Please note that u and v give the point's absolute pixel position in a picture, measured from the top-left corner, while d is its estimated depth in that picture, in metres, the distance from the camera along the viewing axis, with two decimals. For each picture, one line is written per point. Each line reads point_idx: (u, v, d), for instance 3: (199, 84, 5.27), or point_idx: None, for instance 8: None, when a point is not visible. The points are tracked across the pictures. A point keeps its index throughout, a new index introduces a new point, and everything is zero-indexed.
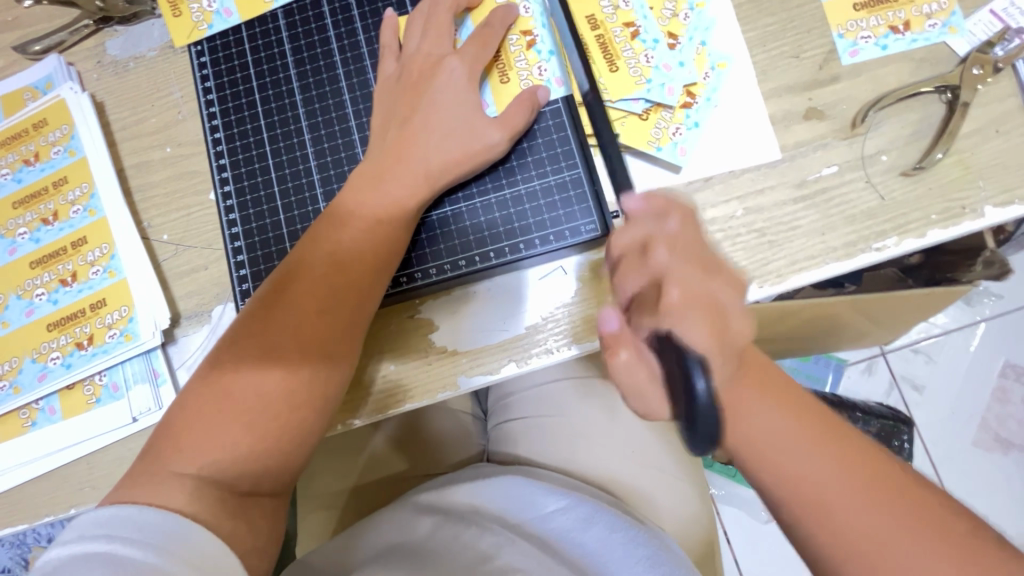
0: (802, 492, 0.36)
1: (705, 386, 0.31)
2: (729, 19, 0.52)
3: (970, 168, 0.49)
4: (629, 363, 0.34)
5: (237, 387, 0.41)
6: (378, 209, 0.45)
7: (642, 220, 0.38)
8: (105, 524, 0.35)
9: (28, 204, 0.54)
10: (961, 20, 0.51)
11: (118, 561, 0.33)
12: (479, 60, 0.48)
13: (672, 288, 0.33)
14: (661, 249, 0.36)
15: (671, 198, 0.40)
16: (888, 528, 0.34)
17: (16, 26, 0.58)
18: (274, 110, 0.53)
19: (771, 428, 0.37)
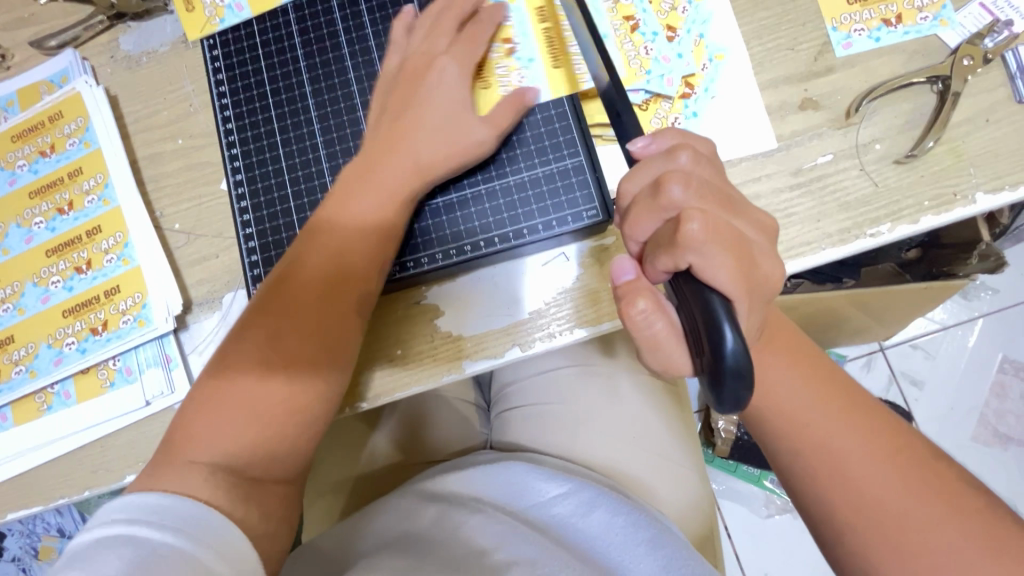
0: (799, 452, 0.41)
1: (733, 341, 0.30)
2: (726, 13, 0.53)
3: (961, 156, 0.50)
4: (648, 312, 0.34)
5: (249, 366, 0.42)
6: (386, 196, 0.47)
7: (655, 159, 0.38)
8: (123, 510, 0.36)
9: (44, 194, 0.56)
10: (952, 14, 0.53)
11: (138, 543, 0.34)
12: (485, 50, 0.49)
13: (692, 219, 0.33)
14: (677, 185, 0.35)
15: (685, 136, 0.41)
16: (873, 489, 0.39)
17: (33, 23, 0.60)
18: (284, 102, 0.54)
19: (794, 394, 0.42)
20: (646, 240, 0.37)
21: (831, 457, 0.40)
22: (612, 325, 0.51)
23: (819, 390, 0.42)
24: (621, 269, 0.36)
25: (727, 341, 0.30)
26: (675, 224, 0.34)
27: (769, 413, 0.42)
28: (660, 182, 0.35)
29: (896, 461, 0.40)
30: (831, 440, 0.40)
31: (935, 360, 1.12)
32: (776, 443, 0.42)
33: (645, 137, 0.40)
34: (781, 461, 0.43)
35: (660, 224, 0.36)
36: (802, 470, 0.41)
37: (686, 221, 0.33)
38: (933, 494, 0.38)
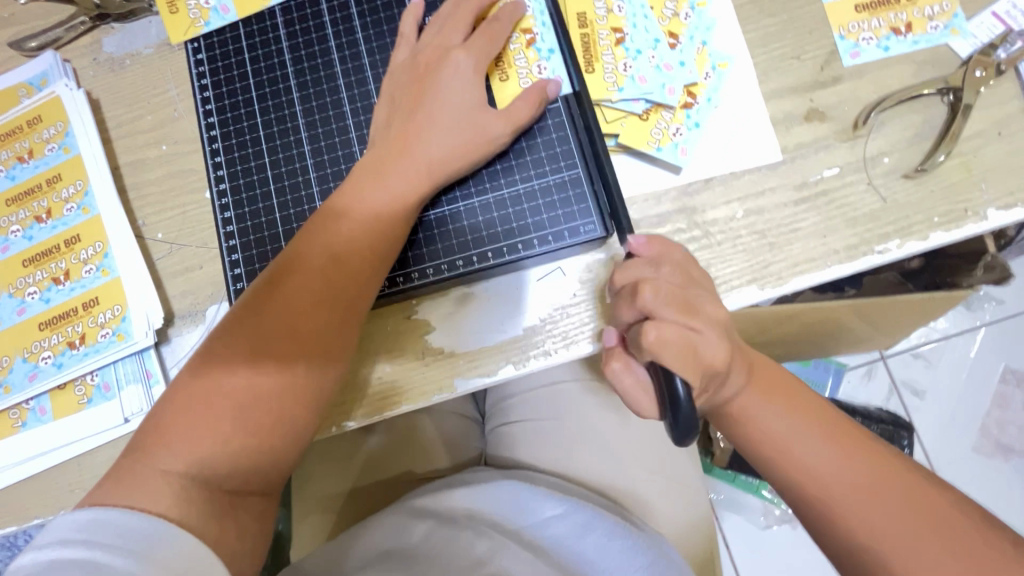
0: (794, 485, 0.40)
1: (683, 389, 0.35)
2: (731, 20, 0.51)
3: (972, 171, 0.48)
4: (619, 371, 0.41)
5: (230, 385, 0.40)
6: (375, 210, 0.45)
7: (639, 264, 0.41)
8: (81, 529, 0.34)
9: (22, 201, 0.54)
10: (963, 23, 0.51)
11: (93, 566, 0.32)
12: (486, 52, 0.47)
13: (651, 330, 0.36)
14: (649, 292, 0.38)
15: (669, 242, 0.43)
16: (876, 524, 0.37)
17: (12, 23, 0.58)
18: (271, 109, 0.52)
19: (775, 423, 0.41)
20: (627, 325, 0.41)
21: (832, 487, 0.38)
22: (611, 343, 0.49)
23: (806, 418, 0.41)
24: (608, 336, 0.43)
25: (679, 393, 0.35)
26: (640, 327, 0.38)
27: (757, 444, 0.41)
28: (636, 289, 0.38)
29: (894, 491, 0.37)
30: (826, 474, 0.39)
31: (937, 371, 1.11)
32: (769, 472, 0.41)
33: (637, 236, 0.42)
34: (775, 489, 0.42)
35: (635, 318, 0.40)
36: (795, 499, 0.40)
37: (646, 329, 0.36)
38: (934, 528, 0.36)
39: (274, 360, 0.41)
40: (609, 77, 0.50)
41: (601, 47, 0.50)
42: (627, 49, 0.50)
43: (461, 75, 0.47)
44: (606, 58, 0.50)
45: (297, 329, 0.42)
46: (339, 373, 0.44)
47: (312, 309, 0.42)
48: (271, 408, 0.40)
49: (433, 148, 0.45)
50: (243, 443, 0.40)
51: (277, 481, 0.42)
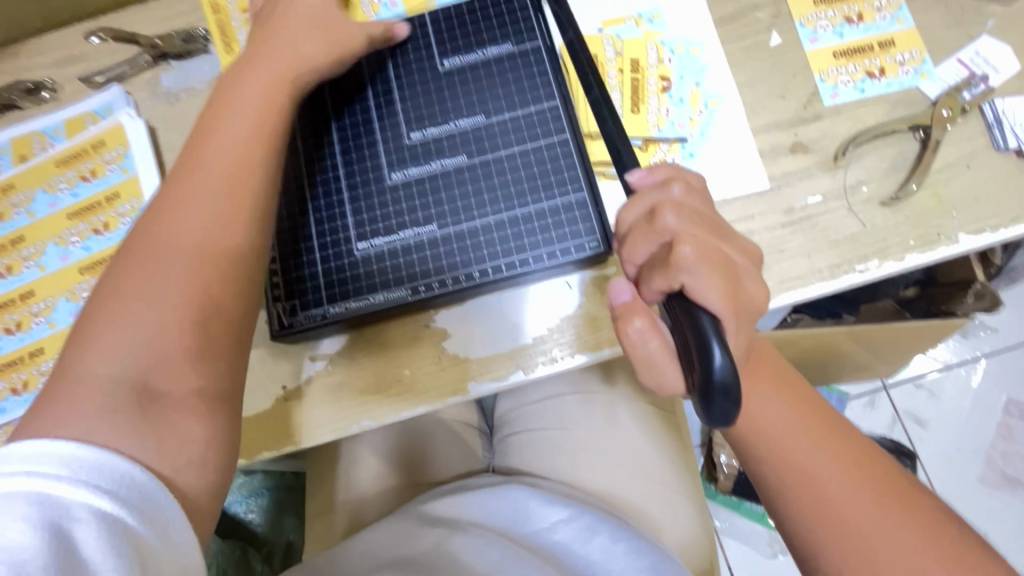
0: (785, 476, 0.42)
1: (722, 358, 0.31)
2: (722, 64, 0.58)
3: (944, 200, 0.53)
4: (644, 331, 0.35)
5: (126, 320, 0.38)
6: (207, 171, 0.43)
7: (650, 192, 0.39)
8: (26, 461, 0.32)
9: (82, 215, 0.60)
10: (931, 68, 0.57)
11: (52, 505, 0.31)
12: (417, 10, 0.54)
13: (686, 244, 0.34)
14: (670, 214, 0.36)
15: (675, 169, 0.42)
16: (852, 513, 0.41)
17: (83, 60, 0.65)
18: (308, 133, 0.56)
19: (773, 417, 0.43)
20: (643, 263, 0.38)
21: (820, 479, 0.42)
22: (612, 351, 0.53)
23: (800, 417, 0.44)
24: (618, 290, 0.37)
25: (718, 358, 0.31)
26: (667, 251, 0.35)
27: (754, 437, 0.44)
28: (655, 210, 0.37)
29: (871, 487, 0.41)
30: (816, 468, 0.42)
31: (938, 399, 1.12)
32: (760, 466, 0.44)
33: (640, 169, 0.40)
34: (758, 479, 0.44)
35: (654, 249, 0.37)
36: (785, 490, 0.42)
37: (680, 244, 0.35)
38: (903, 520, 0.40)
39: (176, 299, 0.39)
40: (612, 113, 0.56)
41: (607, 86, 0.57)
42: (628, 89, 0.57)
43: (295, 41, 0.49)
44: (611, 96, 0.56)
45: (205, 275, 0.41)
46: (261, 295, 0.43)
47: (217, 260, 0.41)
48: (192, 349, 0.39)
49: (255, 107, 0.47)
50: (176, 376, 0.38)
51: None
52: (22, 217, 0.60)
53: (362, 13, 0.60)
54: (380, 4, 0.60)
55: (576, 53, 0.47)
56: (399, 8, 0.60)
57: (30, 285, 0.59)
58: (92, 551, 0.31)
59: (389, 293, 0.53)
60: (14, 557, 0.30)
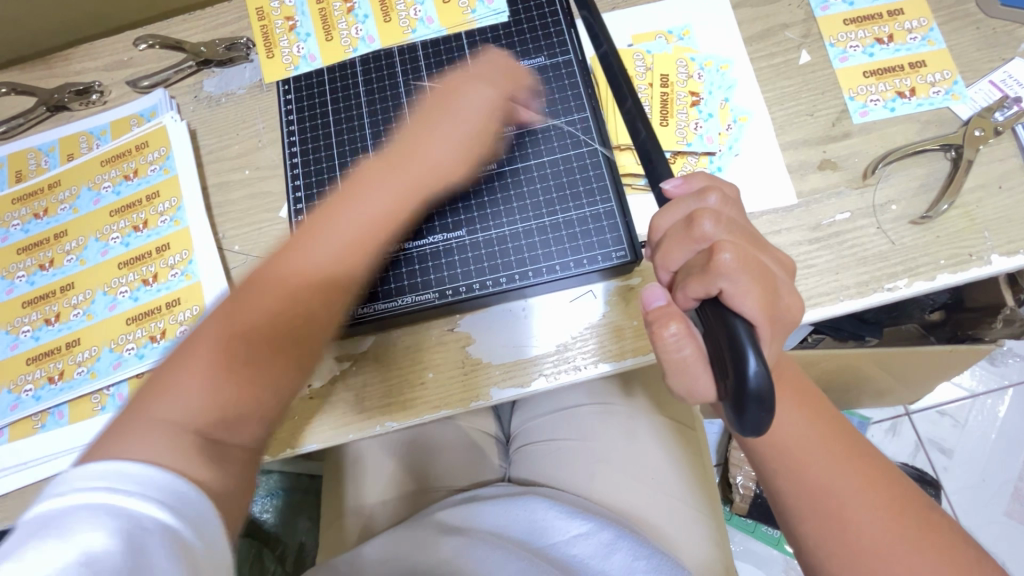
0: (803, 494, 0.42)
1: (756, 365, 0.31)
2: (751, 81, 0.58)
3: (975, 220, 0.53)
4: (678, 335, 0.35)
5: (194, 362, 0.36)
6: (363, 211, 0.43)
7: (686, 200, 0.39)
8: (102, 477, 0.30)
9: (123, 212, 0.62)
10: (962, 89, 0.57)
11: (125, 519, 0.29)
12: (499, 93, 0.51)
13: (726, 249, 0.35)
14: (707, 221, 0.37)
15: (711, 180, 0.42)
16: (875, 532, 0.40)
17: (130, 65, 0.68)
18: (345, 143, 0.60)
19: (798, 433, 0.43)
20: (677, 270, 0.38)
21: (839, 497, 0.41)
22: (636, 361, 0.53)
23: (824, 435, 0.43)
24: (652, 296, 0.38)
25: (752, 365, 0.30)
26: (704, 258, 0.36)
27: (776, 453, 0.43)
28: (692, 217, 0.37)
29: (899, 510, 0.40)
30: (835, 485, 0.41)
31: (963, 427, 1.10)
32: (784, 485, 0.43)
33: (675, 179, 0.41)
34: (779, 496, 0.44)
35: (690, 255, 0.37)
36: (811, 511, 0.41)
37: (719, 250, 0.35)
38: (932, 547, 0.39)
39: (250, 362, 0.37)
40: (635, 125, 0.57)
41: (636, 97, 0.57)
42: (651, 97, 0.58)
43: (476, 108, 0.50)
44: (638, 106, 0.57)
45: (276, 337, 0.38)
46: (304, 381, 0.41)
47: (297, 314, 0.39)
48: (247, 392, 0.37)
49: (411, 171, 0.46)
50: (236, 429, 0.37)
51: None
52: (67, 212, 0.63)
53: (342, 46, 0.63)
54: (417, 20, 0.61)
55: (610, 67, 0.48)
56: (437, 24, 0.61)
57: (71, 278, 0.61)
58: (161, 570, 0.29)
59: (418, 296, 0.54)
60: (94, 564, 0.28)
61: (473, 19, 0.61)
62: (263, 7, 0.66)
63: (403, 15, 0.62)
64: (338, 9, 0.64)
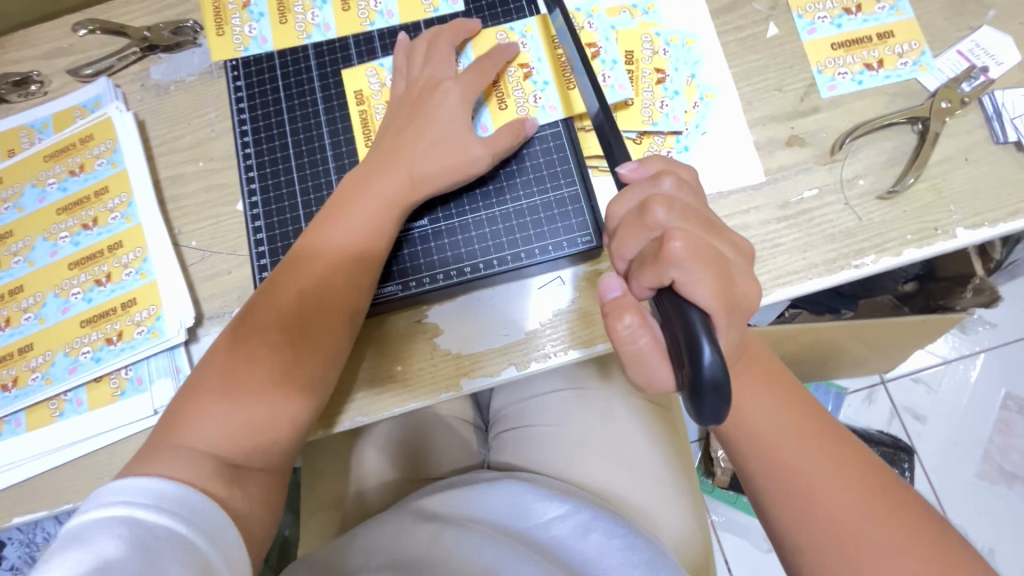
0: (766, 475, 0.43)
1: (711, 355, 0.30)
2: (717, 56, 0.57)
3: (942, 194, 0.52)
4: (634, 327, 0.34)
5: (220, 382, 0.45)
6: (336, 230, 0.49)
7: (640, 185, 0.38)
8: (123, 493, 0.39)
9: (71, 211, 0.59)
10: (930, 60, 0.56)
11: (137, 525, 0.37)
12: (477, 84, 0.52)
13: (677, 238, 0.34)
14: (661, 208, 0.36)
15: (666, 162, 0.41)
16: (839, 513, 0.40)
17: (71, 53, 0.65)
18: (300, 129, 0.57)
19: (765, 419, 0.43)
20: (633, 259, 0.38)
21: (803, 479, 0.41)
22: (606, 346, 0.53)
23: (790, 411, 0.44)
24: (609, 286, 0.37)
25: (706, 355, 0.30)
26: (657, 245, 0.35)
27: (739, 430, 0.44)
28: (645, 205, 0.36)
29: (858, 478, 0.41)
30: (799, 467, 0.42)
31: (936, 393, 1.12)
32: (748, 460, 0.44)
33: (632, 161, 0.40)
34: (749, 479, 0.44)
35: (646, 242, 0.36)
36: (775, 485, 0.42)
37: (670, 239, 0.34)
38: (886, 518, 0.40)
39: (269, 370, 0.46)
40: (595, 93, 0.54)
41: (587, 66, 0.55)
42: (605, 64, 0.55)
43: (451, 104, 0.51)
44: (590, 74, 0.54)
45: (263, 407, 0.45)
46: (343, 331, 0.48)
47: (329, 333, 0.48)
48: (264, 403, 0.45)
49: (386, 197, 0.49)
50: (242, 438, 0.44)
51: (284, 457, 0.47)
52: (11, 212, 0.60)
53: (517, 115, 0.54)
54: (376, 12, 0.59)
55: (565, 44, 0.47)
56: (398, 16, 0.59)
57: (19, 281, 0.58)
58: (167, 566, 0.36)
59: (381, 288, 0.53)
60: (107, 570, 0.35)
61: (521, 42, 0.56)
62: (362, 89, 0.57)
63: (362, 5, 0.59)
64: (513, 75, 0.55)
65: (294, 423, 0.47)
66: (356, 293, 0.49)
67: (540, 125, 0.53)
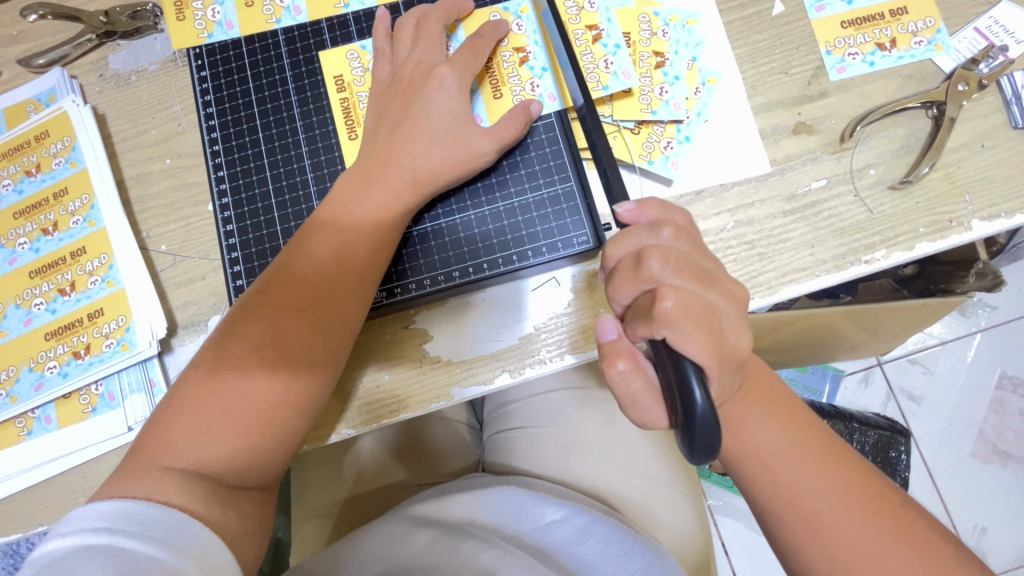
0: (778, 503, 0.40)
1: (701, 400, 0.32)
2: (719, 36, 0.53)
3: (956, 183, 0.50)
4: (626, 373, 0.37)
5: (207, 400, 0.41)
6: (331, 232, 0.45)
7: (637, 231, 0.39)
8: (106, 518, 0.36)
9: (29, 214, 0.55)
10: (946, 38, 0.52)
11: (120, 554, 0.34)
12: (471, 68, 0.48)
13: (667, 296, 0.35)
14: (656, 261, 0.36)
15: (667, 206, 0.42)
16: (856, 541, 0.38)
17: (21, 40, 0.59)
18: (272, 124, 0.53)
19: (773, 444, 0.41)
20: (628, 304, 0.38)
21: (816, 505, 0.39)
22: None
23: (795, 433, 0.42)
24: (605, 328, 0.39)
25: (696, 400, 0.32)
26: (649, 300, 0.36)
27: (748, 456, 0.41)
28: (641, 257, 0.37)
29: (867, 504, 0.39)
30: (811, 492, 0.40)
31: (933, 375, 1.11)
32: (750, 482, 0.42)
33: (631, 203, 0.41)
34: (759, 506, 0.42)
35: (638, 294, 0.37)
36: (778, 508, 0.40)
37: (662, 298, 0.34)
38: (903, 542, 0.38)
39: (263, 387, 0.42)
40: (591, 77, 0.50)
41: (579, 46, 0.50)
42: (605, 46, 0.50)
43: (443, 91, 0.47)
44: (586, 58, 0.50)
45: (255, 426, 0.41)
46: (346, 338, 0.45)
47: (333, 343, 0.44)
48: (257, 425, 0.42)
49: (389, 191, 0.46)
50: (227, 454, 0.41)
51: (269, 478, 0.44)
52: None
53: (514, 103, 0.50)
54: None
55: None
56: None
57: None
58: None
59: None
60: None
61: (515, 21, 0.51)
62: (343, 74, 0.53)
63: None
64: (508, 58, 0.51)
65: (285, 444, 0.43)
66: (360, 297, 0.45)
67: (541, 111, 0.49)
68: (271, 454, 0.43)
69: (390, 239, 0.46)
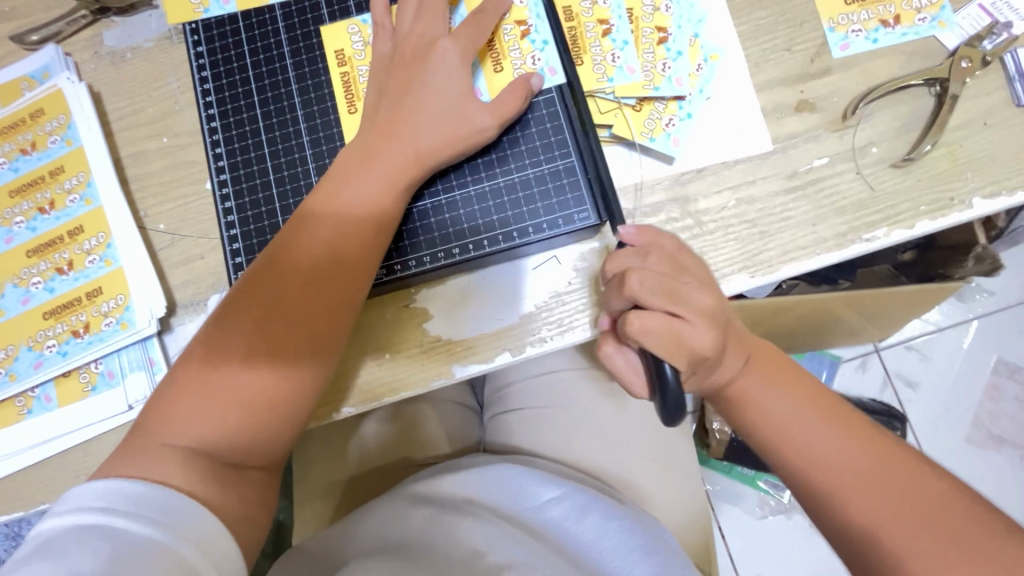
0: (791, 464, 0.41)
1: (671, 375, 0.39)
2: (722, 13, 0.52)
3: (958, 160, 0.50)
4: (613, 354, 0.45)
5: (207, 376, 0.41)
6: (329, 210, 0.45)
7: (626, 255, 0.42)
8: (101, 497, 0.36)
9: (25, 193, 0.55)
10: (950, 15, 0.52)
11: (114, 534, 0.35)
12: (472, 43, 0.48)
13: (635, 318, 0.39)
14: (634, 282, 0.39)
15: (662, 232, 0.44)
16: (865, 498, 0.39)
17: (13, 17, 0.58)
18: (270, 100, 0.53)
19: (781, 406, 0.42)
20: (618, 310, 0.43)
21: (825, 465, 0.40)
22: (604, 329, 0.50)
23: (801, 397, 0.42)
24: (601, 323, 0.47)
25: (666, 376, 0.39)
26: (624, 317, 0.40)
27: (755, 419, 0.43)
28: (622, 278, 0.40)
29: (877, 468, 0.39)
30: (819, 453, 0.40)
31: (930, 361, 1.12)
32: (765, 447, 0.43)
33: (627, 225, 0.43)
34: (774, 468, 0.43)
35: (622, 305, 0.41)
36: (792, 475, 0.42)
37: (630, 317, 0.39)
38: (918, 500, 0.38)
39: (263, 362, 0.42)
40: (598, 68, 0.50)
41: (589, 39, 0.51)
42: (614, 40, 0.50)
43: (444, 67, 0.47)
44: (594, 50, 0.50)
45: (257, 401, 0.41)
46: (345, 315, 0.44)
47: (332, 320, 0.44)
48: (258, 401, 0.41)
49: (390, 167, 0.45)
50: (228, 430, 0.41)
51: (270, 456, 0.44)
52: None
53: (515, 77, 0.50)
54: None
55: None
56: None
57: None
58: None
59: None
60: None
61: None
62: (343, 49, 0.52)
63: None
64: (509, 32, 0.50)
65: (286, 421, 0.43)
66: (359, 274, 0.44)
67: (542, 85, 0.49)
68: (273, 432, 0.42)
69: (391, 216, 0.46)
